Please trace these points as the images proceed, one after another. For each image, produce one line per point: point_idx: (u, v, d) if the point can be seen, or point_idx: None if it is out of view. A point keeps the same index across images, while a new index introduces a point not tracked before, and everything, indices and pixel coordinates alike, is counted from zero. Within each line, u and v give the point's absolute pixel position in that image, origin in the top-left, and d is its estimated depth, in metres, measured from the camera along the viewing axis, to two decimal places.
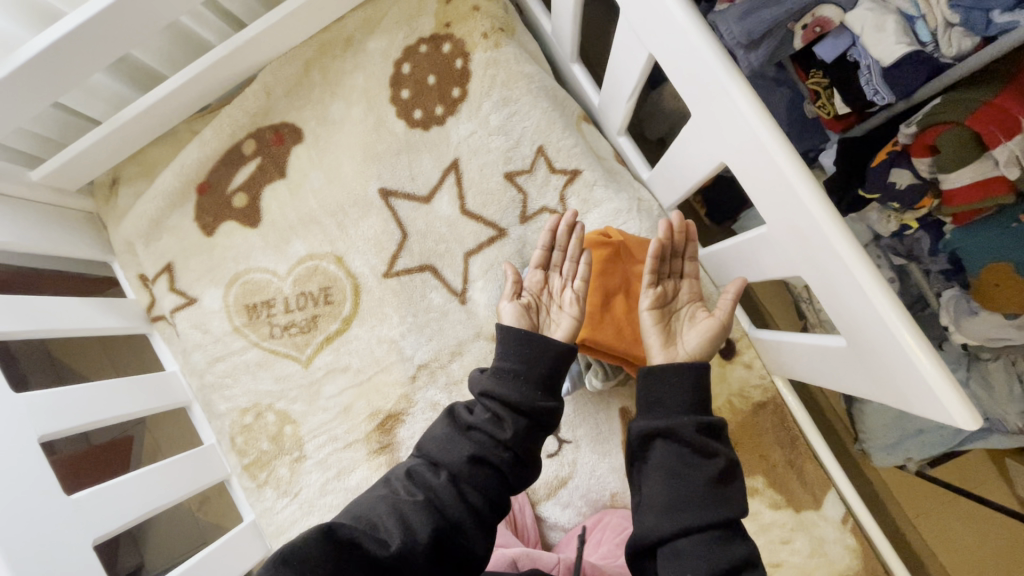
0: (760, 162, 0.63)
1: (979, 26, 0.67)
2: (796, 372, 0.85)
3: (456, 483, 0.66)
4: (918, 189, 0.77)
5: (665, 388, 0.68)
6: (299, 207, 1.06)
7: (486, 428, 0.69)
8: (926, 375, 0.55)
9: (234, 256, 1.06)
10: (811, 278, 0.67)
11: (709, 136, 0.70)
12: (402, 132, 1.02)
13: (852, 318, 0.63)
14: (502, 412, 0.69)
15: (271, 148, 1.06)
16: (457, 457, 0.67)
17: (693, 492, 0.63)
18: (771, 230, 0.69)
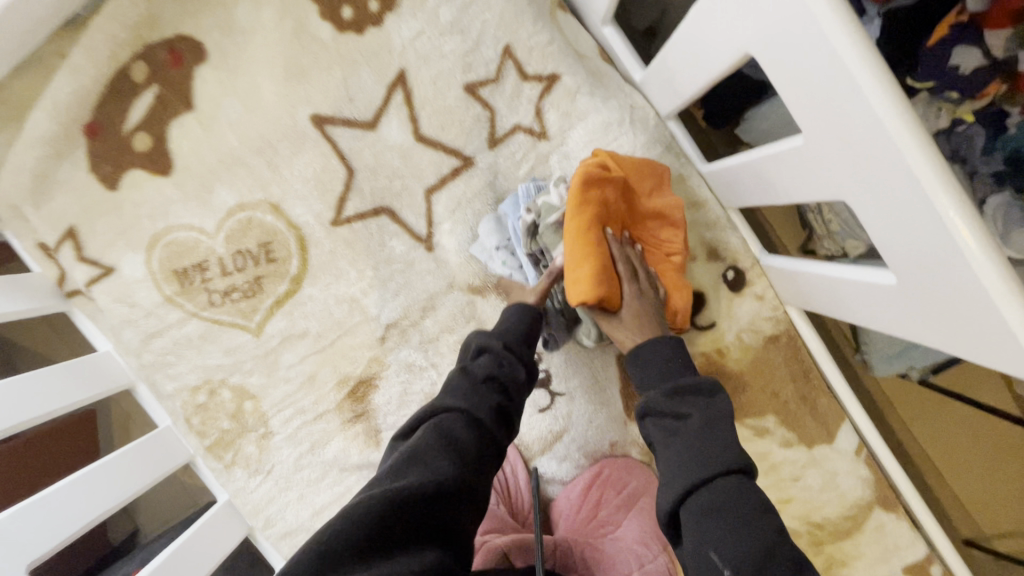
0: (808, 41, 0.46)
1: None
2: (821, 303, 0.74)
3: (484, 432, 0.58)
4: (987, 71, 0.61)
5: (648, 353, 0.68)
6: (218, 147, 0.86)
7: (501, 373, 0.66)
8: (1013, 323, 0.43)
9: (150, 213, 0.88)
10: (859, 198, 0.53)
11: (740, 11, 0.52)
12: (330, 38, 0.80)
13: (915, 251, 0.49)
14: (505, 356, 0.68)
15: (168, 71, 0.84)
16: (483, 404, 0.61)
17: (691, 446, 0.55)
18: (813, 138, 0.53)
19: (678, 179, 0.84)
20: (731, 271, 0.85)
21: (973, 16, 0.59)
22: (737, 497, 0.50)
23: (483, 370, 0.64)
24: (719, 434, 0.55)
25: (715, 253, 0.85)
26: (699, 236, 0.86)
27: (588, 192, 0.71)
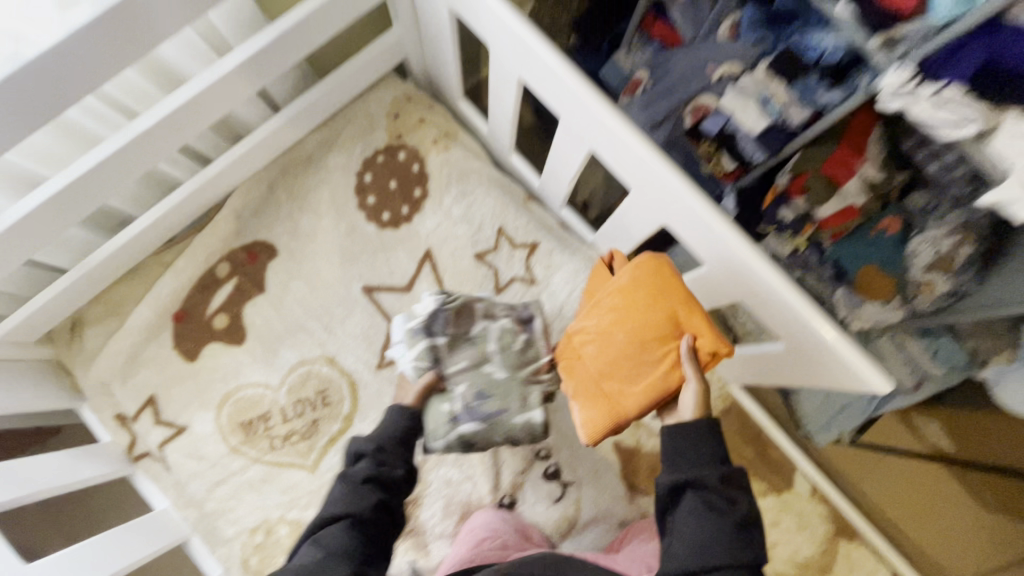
0: (694, 221, 0.82)
1: (811, 101, 0.93)
2: (748, 374, 1.04)
3: (361, 533, 0.77)
4: (802, 220, 1.01)
5: (690, 442, 0.76)
6: (284, 317, 1.11)
7: (350, 476, 0.81)
8: (851, 360, 0.74)
9: (222, 377, 1.08)
10: (749, 300, 0.85)
11: (650, 205, 0.88)
12: (374, 233, 1.12)
13: (787, 327, 0.81)
14: (377, 460, 0.83)
15: (247, 265, 1.12)
16: (361, 506, 0.78)
17: (724, 533, 0.69)
18: (711, 270, 0.87)
19: None
20: None
21: (782, 189, 1.00)
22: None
23: (361, 473, 0.81)
24: (745, 532, 0.70)
25: None
26: None
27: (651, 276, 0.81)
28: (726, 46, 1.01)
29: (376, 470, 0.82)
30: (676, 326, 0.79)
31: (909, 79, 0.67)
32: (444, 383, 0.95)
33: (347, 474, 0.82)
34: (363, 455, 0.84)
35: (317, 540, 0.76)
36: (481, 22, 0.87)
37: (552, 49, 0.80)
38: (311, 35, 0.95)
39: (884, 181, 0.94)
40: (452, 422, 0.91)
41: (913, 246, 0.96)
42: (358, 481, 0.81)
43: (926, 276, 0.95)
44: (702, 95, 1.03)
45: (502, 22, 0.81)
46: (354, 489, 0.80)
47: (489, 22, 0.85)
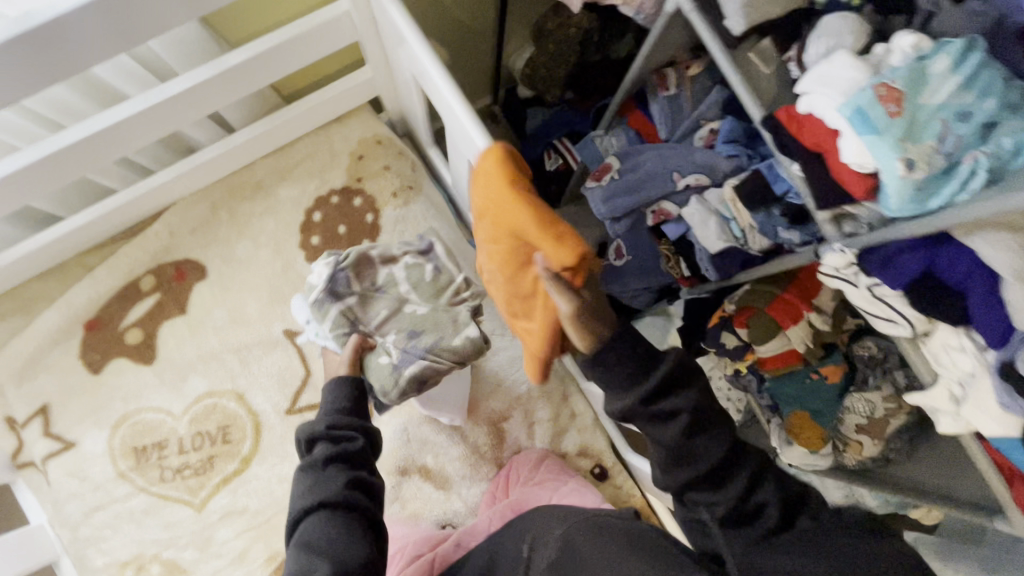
0: None
1: (770, 233, 0.89)
2: None
3: (343, 520, 0.70)
4: (743, 349, 0.95)
5: (698, 438, 0.64)
6: (199, 345, 1.06)
7: (322, 459, 0.73)
8: None
9: (124, 395, 1.04)
10: None
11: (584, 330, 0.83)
12: (311, 276, 1.08)
13: None
14: (334, 441, 0.75)
15: (172, 284, 1.07)
16: (331, 491, 0.71)
17: (756, 532, 0.60)
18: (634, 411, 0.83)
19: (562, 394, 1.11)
20: (597, 466, 1.11)
21: (729, 315, 0.95)
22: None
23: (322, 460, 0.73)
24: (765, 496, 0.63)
25: (585, 450, 1.12)
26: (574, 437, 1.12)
27: (490, 164, 0.68)
28: (698, 156, 0.96)
29: (332, 457, 0.74)
30: (521, 244, 0.67)
31: (848, 263, 0.65)
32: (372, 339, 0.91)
33: (311, 457, 0.74)
34: (318, 446, 0.75)
35: (297, 537, 0.69)
36: (425, 82, 0.85)
37: (458, 95, 0.76)
38: (266, 72, 0.89)
39: (828, 331, 0.89)
40: (395, 371, 0.86)
41: (849, 400, 0.93)
42: (320, 471, 0.73)
43: (857, 434, 0.92)
44: (665, 200, 1.00)
45: (425, 69, 0.79)
46: (314, 476, 0.72)
47: (429, 82, 0.82)
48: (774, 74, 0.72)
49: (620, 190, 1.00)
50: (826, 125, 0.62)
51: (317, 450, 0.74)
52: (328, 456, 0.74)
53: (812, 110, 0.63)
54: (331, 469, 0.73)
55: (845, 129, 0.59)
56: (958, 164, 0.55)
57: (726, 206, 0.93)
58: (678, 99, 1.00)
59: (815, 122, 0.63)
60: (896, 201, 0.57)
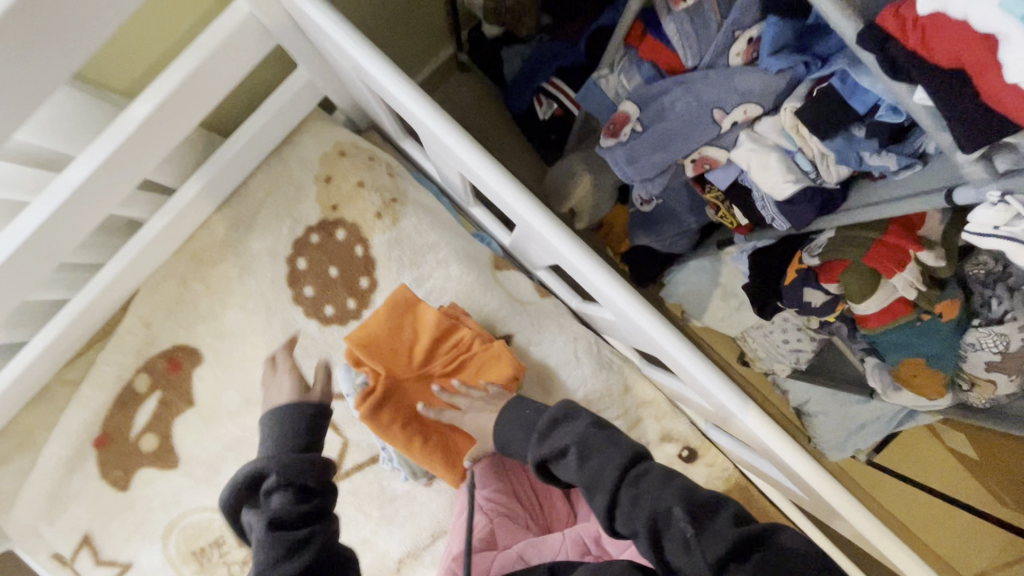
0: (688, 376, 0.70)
1: (853, 162, 0.67)
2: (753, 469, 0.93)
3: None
4: (833, 301, 0.82)
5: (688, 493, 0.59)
6: (220, 436, 0.95)
7: (272, 516, 0.64)
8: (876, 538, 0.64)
9: (162, 504, 0.95)
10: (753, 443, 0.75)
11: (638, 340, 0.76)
12: (316, 331, 0.94)
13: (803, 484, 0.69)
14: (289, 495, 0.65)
15: (168, 378, 0.94)
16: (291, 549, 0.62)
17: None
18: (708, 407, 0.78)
19: (627, 388, 0.97)
20: (684, 450, 0.99)
21: (810, 267, 0.80)
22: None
23: (281, 513, 0.64)
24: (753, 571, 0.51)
25: (668, 437, 0.99)
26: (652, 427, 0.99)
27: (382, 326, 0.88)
28: (739, 81, 0.74)
29: (279, 510, 0.64)
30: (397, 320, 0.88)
31: (1014, 218, 0.47)
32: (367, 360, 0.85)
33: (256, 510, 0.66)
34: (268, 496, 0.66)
35: None
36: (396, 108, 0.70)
37: (475, 149, 0.63)
38: (181, 117, 0.70)
39: (944, 265, 0.72)
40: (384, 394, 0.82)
41: (972, 335, 0.77)
42: (274, 522, 0.64)
43: (987, 373, 0.78)
44: (706, 145, 0.81)
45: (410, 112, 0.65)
46: (263, 532, 0.63)
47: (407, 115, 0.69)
48: None
49: (643, 148, 0.83)
50: (966, 29, 0.43)
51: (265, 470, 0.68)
52: (281, 511, 0.64)
53: (942, 9, 0.44)
54: (283, 517, 0.64)
55: (1002, 31, 0.40)
56: None
57: (787, 137, 0.73)
58: (699, 8, 0.77)
59: (948, 28, 0.44)
60: None
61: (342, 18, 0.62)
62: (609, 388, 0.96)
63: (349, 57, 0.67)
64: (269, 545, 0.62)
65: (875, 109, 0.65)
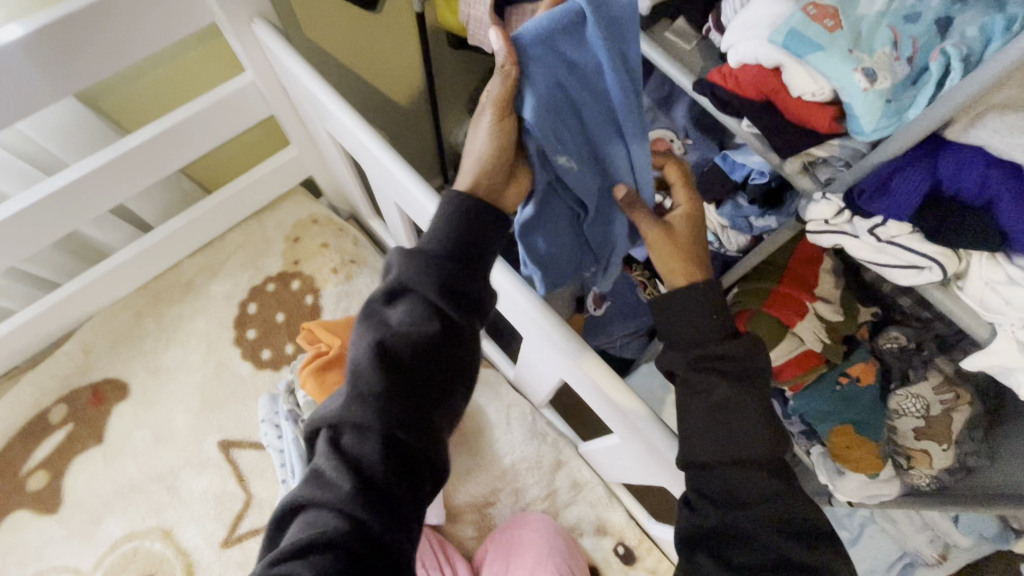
0: (544, 349, 0.71)
1: (744, 228, 0.77)
2: None
3: (376, 440, 0.49)
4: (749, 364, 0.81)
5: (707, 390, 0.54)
6: (115, 479, 0.88)
7: (397, 329, 0.52)
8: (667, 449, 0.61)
9: (21, 559, 0.83)
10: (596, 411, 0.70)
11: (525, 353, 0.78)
12: (248, 373, 0.94)
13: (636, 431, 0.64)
14: (410, 322, 0.52)
15: (85, 411, 0.92)
16: (403, 382, 0.51)
17: (713, 428, 0.52)
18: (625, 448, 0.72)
19: (559, 464, 0.91)
20: (621, 546, 0.88)
21: None
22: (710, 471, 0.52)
23: (369, 357, 0.51)
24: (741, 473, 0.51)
25: (604, 528, 0.89)
26: (587, 516, 0.90)
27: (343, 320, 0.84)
28: (546, 50, 0.51)
29: (360, 417, 0.50)
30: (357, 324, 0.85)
31: (838, 211, 0.54)
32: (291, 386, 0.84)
33: (363, 416, 0.49)
34: (389, 307, 0.53)
35: (335, 455, 0.49)
36: (359, 156, 0.82)
37: (427, 191, 0.72)
38: (179, 150, 0.85)
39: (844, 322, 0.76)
40: (295, 418, 0.80)
41: (894, 401, 0.77)
42: (359, 377, 0.51)
43: (919, 443, 0.74)
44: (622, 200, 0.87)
45: (357, 138, 0.76)
46: (354, 418, 0.50)
47: (357, 147, 0.80)
48: (696, 49, 0.67)
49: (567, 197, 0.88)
50: (764, 68, 0.54)
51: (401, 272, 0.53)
52: (374, 389, 0.50)
53: (744, 61, 0.55)
54: (397, 359, 0.52)
55: (784, 61, 0.51)
56: (926, 68, 0.48)
57: None
58: None
59: (752, 72, 0.55)
60: (868, 120, 0.48)
61: (310, 67, 0.77)
62: (540, 459, 0.91)
63: (325, 112, 0.80)
64: (315, 528, 0.46)
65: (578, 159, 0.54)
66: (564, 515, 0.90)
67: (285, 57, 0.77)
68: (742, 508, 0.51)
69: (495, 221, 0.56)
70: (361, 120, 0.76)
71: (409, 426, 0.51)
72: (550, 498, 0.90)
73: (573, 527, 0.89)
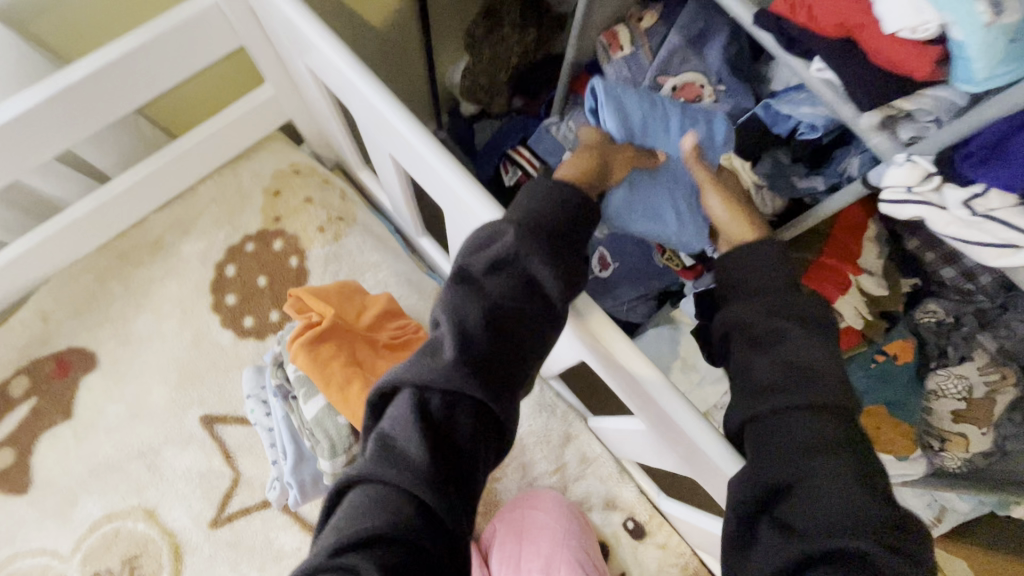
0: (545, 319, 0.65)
1: (784, 189, 0.70)
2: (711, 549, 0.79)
3: (465, 406, 0.46)
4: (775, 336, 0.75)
5: (780, 346, 0.48)
6: (89, 456, 0.81)
7: (502, 289, 0.49)
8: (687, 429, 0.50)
9: None
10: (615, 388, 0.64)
11: None
12: (229, 343, 0.86)
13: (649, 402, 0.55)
14: (527, 283, 0.50)
15: (50, 383, 0.84)
16: (502, 342, 0.48)
17: (769, 375, 0.47)
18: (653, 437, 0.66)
19: (569, 438, 0.86)
20: (631, 521, 0.85)
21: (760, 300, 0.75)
22: (784, 428, 0.44)
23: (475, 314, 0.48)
24: (802, 417, 0.44)
25: (613, 503, 0.86)
26: (595, 492, 0.86)
27: (332, 285, 0.74)
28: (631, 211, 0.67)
29: (459, 384, 0.45)
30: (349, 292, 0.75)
31: (924, 177, 0.46)
32: (279, 360, 0.74)
33: (469, 382, 0.45)
34: (489, 268, 0.50)
35: (413, 420, 0.44)
36: (347, 96, 0.70)
37: (428, 140, 0.62)
38: (127, 88, 0.72)
39: (887, 296, 0.70)
40: (286, 396, 0.72)
41: (932, 381, 0.72)
42: (464, 334, 0.47)
43: (955, 425, 0.71)
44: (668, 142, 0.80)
45: (346, 80, 0.65)
46: (453, 386, 0.45)
47: (344, 86, 0.68)
48: None
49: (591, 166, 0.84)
50: None
51: (512, 239, 0.49)
52: (478, 355, 0.47)
53: None
54: (501, 321, 0.49)
55: None
56: None
57: None
58: (635, 59, 0.82)
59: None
60: (982, 64, 0.40)
61: None
62: (548, 434, 0.86)
63: (307, 46, 0.68)
64: (387, 511, 0.40)
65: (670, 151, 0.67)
66: (572, 490, 0.85)
67: None
68: (809, 455, 0.42)
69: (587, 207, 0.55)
70: (350, 51, 0.64)
71: (501, 394, 0.47)
72: (558, 475, 0.85)
73: (580, 501, 0.85)
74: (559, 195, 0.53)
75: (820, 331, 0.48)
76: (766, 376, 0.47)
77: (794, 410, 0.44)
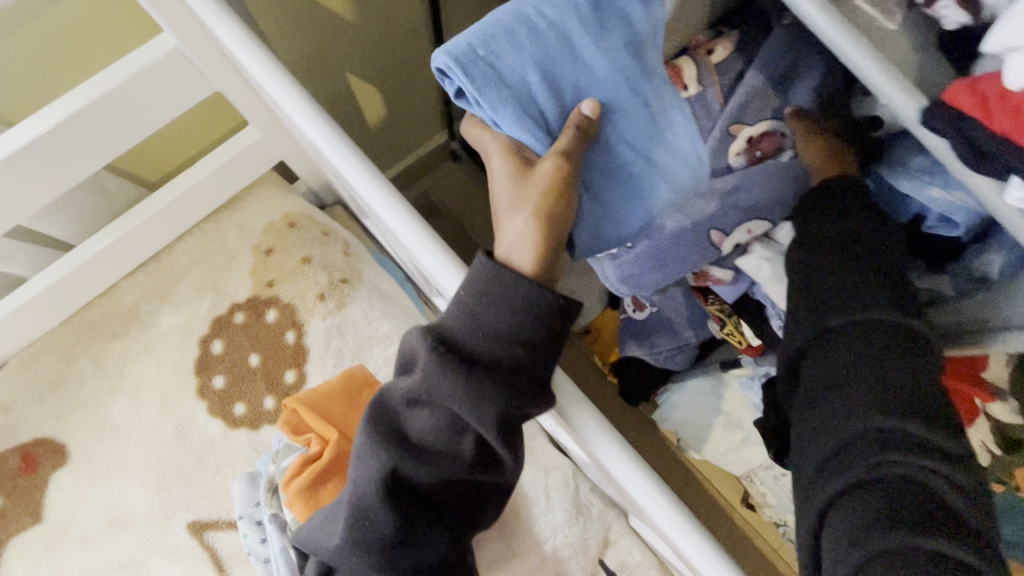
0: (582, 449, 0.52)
1: None
2: None
3: (382, 552, 0.44)
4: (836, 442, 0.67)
5: (851, 369, 0.42)
6: (63, 568, 0.71)
7: (422, 428, 0.43)
8: None
9: None
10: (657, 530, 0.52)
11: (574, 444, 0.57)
12: (218, 434, 0.74)
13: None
14: (448, 419, 0.42)
15: (15, 482, 0.73)
16: (424, 482, 0.44)
17: (868, 399, 0.41)
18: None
19: (607, 543, 0.75)
20: None
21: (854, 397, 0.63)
22: (855, 443, 0.40)
23: (384, 459, 0.43)
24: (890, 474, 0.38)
25: None
26: None
27: (335, 389, 0.61)
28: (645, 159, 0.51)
29: (365, 536, 0.44)
30: (356, 393, 0.62)
31: None
32: (274, 477, 0.63)
33: (378, 535, 0.44)
34: (410, 401, 0.43)
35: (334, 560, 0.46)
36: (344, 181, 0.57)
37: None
38: (71, 160, 0.57)
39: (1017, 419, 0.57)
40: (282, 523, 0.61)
41: None
42: (373, 482, 0.44)
43: None
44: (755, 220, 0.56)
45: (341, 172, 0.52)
46: (351, 545, 0.44)
47: (340, 173, 0.55)
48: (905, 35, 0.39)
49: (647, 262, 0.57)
50: None
51: (427, 372, 0.41)
52: (390, 508, 0.43)
53: None
54: (419, 461, 0.43)
55: None
56: None
57: None
58: (703, 98, 0.56)
59: None
60: None
61: (263, 48, 0.51)
62: (586, 542, 0.74)
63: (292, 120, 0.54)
64: None
65: (679, 145, 0.51)
66: None
67: (224, 35, 0.51)
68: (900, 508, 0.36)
69: (540, 308, 0.40)
70: (357, 153, 0.49)
71: (428, 529, 0.45)
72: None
73: None
74: (488, 307, 0.40)
75: (908, 355, 0.42)
76: (846, 398, 0.42)
77: (889, 468, 0.38)
